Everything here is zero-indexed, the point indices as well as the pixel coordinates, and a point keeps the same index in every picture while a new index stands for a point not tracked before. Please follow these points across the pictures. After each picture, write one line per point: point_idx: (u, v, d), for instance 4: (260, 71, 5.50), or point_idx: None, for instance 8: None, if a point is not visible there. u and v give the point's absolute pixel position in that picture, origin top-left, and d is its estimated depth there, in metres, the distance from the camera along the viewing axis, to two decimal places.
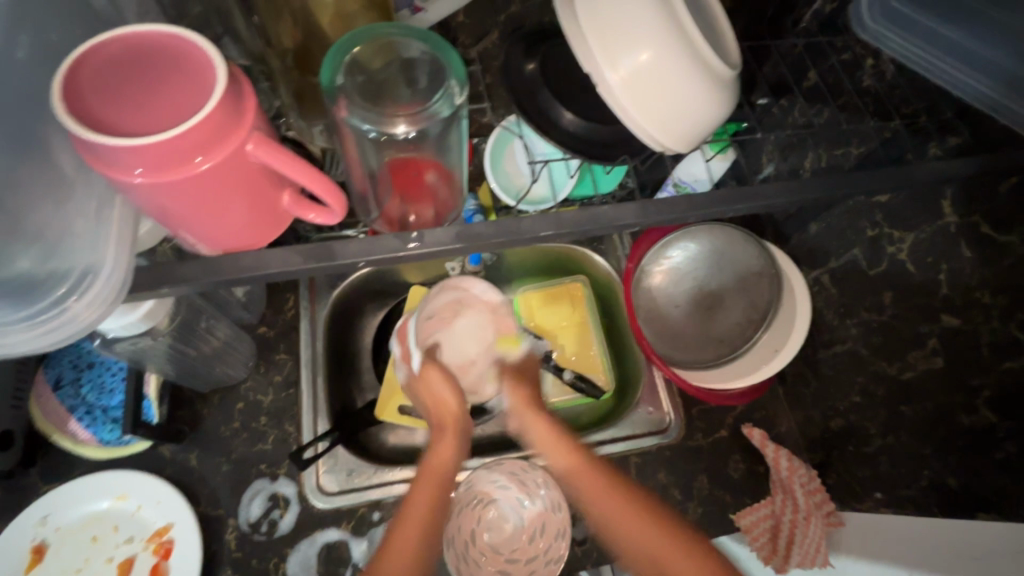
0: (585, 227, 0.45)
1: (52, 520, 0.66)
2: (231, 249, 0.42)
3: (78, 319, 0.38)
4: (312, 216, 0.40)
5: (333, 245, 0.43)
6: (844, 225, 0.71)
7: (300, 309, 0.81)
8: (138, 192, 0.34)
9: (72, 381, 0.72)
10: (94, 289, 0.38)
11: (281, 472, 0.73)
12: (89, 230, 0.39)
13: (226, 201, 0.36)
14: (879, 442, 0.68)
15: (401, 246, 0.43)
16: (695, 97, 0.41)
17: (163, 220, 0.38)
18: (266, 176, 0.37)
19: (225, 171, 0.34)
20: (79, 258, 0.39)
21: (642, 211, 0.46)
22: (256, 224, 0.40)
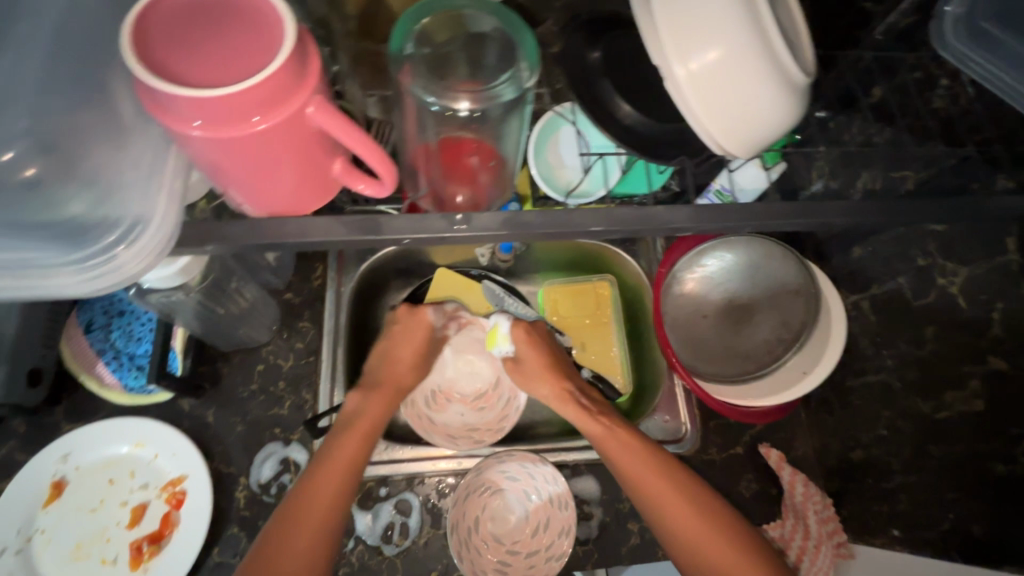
0: (635, 226, 0.44)
1: (72, 458, 0.68)
2: (277, 212, 0.42)
3: (124, 268, 0.38)
4: (362, 186, 0.40)
5: (379, 218, 0.42)
6: (891, 251, 0.68)
7: (327, 279, 0.82)
8: (196, 144, 0.33)
9: (103, 326, 0.74)
10: (142, 240, 0.38)
11: (295, 438, 0.74)
12: (141, 180, 0.39)
13: (279, 162, 0.36)
14: (899, 478, 0.66)
15: (448, 227, 0.43)
16: (766, 101, 0.39)
17: (215, 176, 0.38)
18: (323, 142, 0.37)
19: (282, 132, 0.33)
20: (128, 205, 0.39)
21: (695, 216, 0.44)
22: (304, 189, 0.40)
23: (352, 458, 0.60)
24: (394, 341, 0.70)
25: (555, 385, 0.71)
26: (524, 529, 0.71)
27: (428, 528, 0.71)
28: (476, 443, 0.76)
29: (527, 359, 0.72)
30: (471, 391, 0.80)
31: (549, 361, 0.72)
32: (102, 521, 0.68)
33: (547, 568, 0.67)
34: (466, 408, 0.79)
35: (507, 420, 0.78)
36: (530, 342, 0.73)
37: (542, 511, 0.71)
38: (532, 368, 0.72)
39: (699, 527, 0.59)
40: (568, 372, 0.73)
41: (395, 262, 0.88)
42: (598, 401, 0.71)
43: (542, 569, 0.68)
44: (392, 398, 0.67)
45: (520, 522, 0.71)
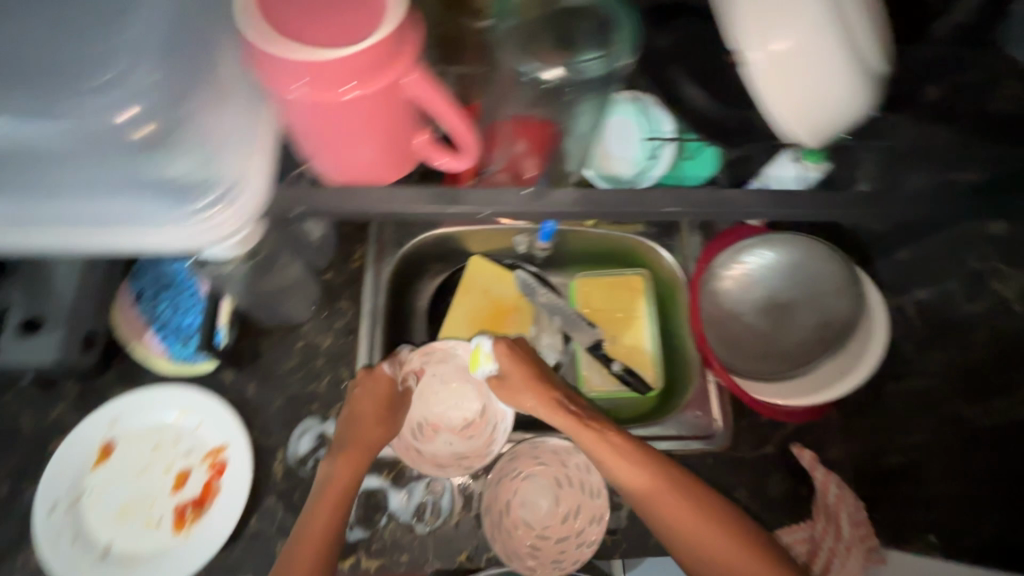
0: (710, 209, 0.46)
1: (121, 422, 0.71)
2: (352, 179, 0.47)
3: (225, 224, 0.49)
4: (442, 160, 0.47)
5: (459, 191, 0.45)
6: (941, 254, 0.66)
7: (367, 261, 0.84)
8: (303, 107, 0.39)
9: (152, 296, 0.76)
10: (238, 201, 0.49)
11: (332, 414, 0.75)
12: (237, 150, 0.50)
13: (371, 127, 0.41)
14: (935, 485, 0.68)
15: (527, 202, 0.45)
16: (843, 92, 0.39)
17: (313, 141, 0.43)
18: (409, 117, 0.43)
19: (379, 97, 0.39)
20: (228, 171, 0.49)
21: (772, 201, 0.46)
22: (386, 155, 0.45)
23: (328, 522, 0.61)
24: (355, 402, 0.70)
25: (541, 396, 0.69)
26: (553, 517, 0.71)
27: (459, 509, 0.71)
28: (466, 470, 0.72)
29: (511, 374, 0.71)
30: (457, 418, 0.76)
31: (533, 372, 0.71)
32: (147, 483, 0.70)
33: (576, 554, 0.68)
34: (455, 437, 0.75)
35: (495, 442, 0.74)
36: (510, 357, 0.72)
37: (573, 500, 0.72)
38: (518, 381, 0.70)
39: (715, 538, 0.60)
40: (554, 382, 0.72)
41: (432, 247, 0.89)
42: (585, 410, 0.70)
43: (571, 557, 0.68)
44: (361, 458, 0.66)
45: (550, 508, 0.72)
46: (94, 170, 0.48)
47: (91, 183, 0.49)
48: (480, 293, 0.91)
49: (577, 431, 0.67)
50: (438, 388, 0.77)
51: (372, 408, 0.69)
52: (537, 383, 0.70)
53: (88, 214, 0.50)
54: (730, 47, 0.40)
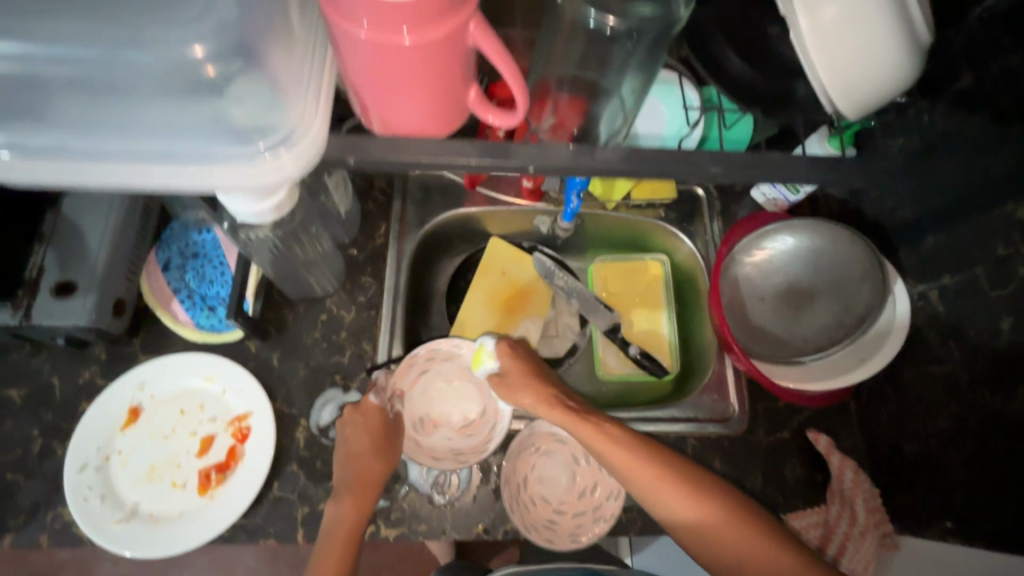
0: (751, 171, 0.47)
1: (148, 387, 0.72)
2: (406, 134, 0.44)
3: (283, 169, 0.44)
4: (491, 117, 0.42)
5: (508, 146, 0.45)
6: (968, 241, 0.66)
7: (390, 238, 0.84)
8: (356, 48, 0.36)
9: (179, 266, 0.78)
10: (299, 145, 0.43)
11: (354, 386, 0.76)
12: (298, 90, 0.44)
13: (425, 81, 0.38)
14: (961, 472, 0.65)
15: (573, 157, 0.45)
16: (886, 60, 0.41)
17: (361, 88, 0.40)
18: (465, 67, 0.39)
19: (436, 46, 0.35)
20: (287, 112, 0.43)
21: (812, 166, 0.47)
22: (439, 113, 0.42)
23: (340, 565, 0.63)
24: (346, 440, 0.68)
25: (539, 392, 0.68)
26: (569, 492, 0.72)
27: (476, 483, 0.73)
28: (461, 464, 0.71)
29: (511, 372, 0.70)
30: (459, 417, 0.75)
31: (531, 370, 0.70)
32: (173, 447, 0.71)
33: (594, 529, 0.69)
34: (454, 433, 0.75)
35: (491, 443, 0.72)
36: (508, 355, 0.71)
37: (589, 475, 0.72)
38: (517, 379, 0.69)
39: (735, 539, 0.59)
40: (550, 378, 0.71)
41: (453, 227, 0.91)
42: (586, 408, 0.69)
43: (588, 530, 0.69)
44: (362, 494, 0.66)
45: (567, 483, 0.73)
46: (145, 102, 0.43)
47: (137, 116, 0.43)
48: (499, 274, 0.91)
49: (580, 431, 0.66)
50: (436, 390, 0.76)
51: (366, 442, 0.68)
52: (535, 383, 0.69)
53: (129, 151, 0.43)
54: (781, 12, 0.42)
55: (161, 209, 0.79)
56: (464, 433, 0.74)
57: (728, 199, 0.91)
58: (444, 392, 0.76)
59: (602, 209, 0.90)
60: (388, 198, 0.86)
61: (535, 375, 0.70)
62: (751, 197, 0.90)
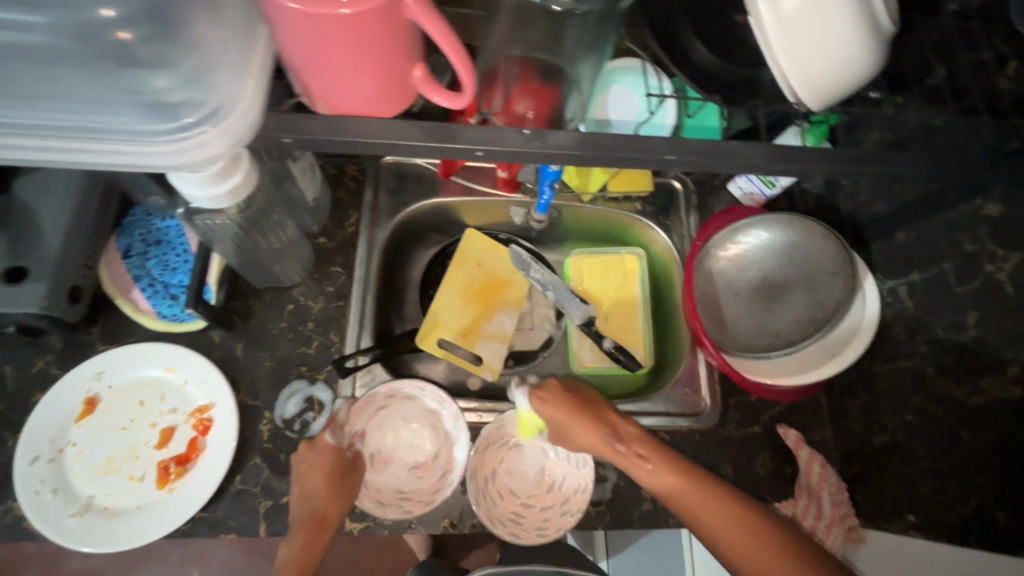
0: (709, 158, 0.45)
1: (106, 376, 0.70)
2: (349, 114, 0.42)
3: (212, 147, 0.41)
4: (437, 98, 0.41)
5: (455, 128, 0.43)
6: (938, 236, 0.67)
7: (361, 227, 0.83)
8: (287, 22, 0.34)
9: (140, 253, 0.75)
10: (228, 123, 0.40)
11: (321, 377, 0.75)
12: (227, 62, 0.40)
13: (364, 60, 0.36)
14: (925, 464, 0.66)
15: (522, 142, 0.43)
16: (845, 51, 0.40)
17: (298, 66, 0.38)
18: (407, 44, 0.37)
19: (371, 22, 0.34)
20: (215, 87, 0.40)
21: (771, 153, 0.46)
22: (382, 93, 0.40)
23: None
24: (302, 479, 0.66)
25: (584, 423, 0.68)
26: (538, 485, 0.74)
27: (435, 480, 0.72)
28: (404, 515, 0.68)
29: (560, 423, 0.68)
30: (410, 457, 0.75)
31: (574, 408, 0.68)
32: (131, 439, 0.69)
33: (560, 522, 0.70)
34: (404, 472, 0.74)
35: (439, 493, 0.70)
36: (549, 407, 0.69)
37: (560, 471, 0.73)
38: (561, 420, 0.68)
39: (726, 518, 0.60)
40: (594, 408, 0.70)
41: (428, 217, 0.89)
42: (636, 439, 0.67)
43: (555, 525, 0.70)
44: (313, 535, 0.65)
45: (535, 477, 0.75)
46: (51, 69, 0.39)
47: (42, 84, 0.39)
48: (474, 266, 0.90)
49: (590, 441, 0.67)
50: (389, 429, 0.76)
51: (320, 480, 0.66)
52: (575, 415, 0.68)
53: (42, 124, 0.40)
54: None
55: (122, 194, 0.76)
56: (413, 474, 0.74)
57: (705, 193, 0.91)
58: (399, 431, 0.76)
59: (578, 202, 0.89)
60: (361, 186, 0.84)
61: (578, 411, 0.68)
62: (728, 191, 0.90)
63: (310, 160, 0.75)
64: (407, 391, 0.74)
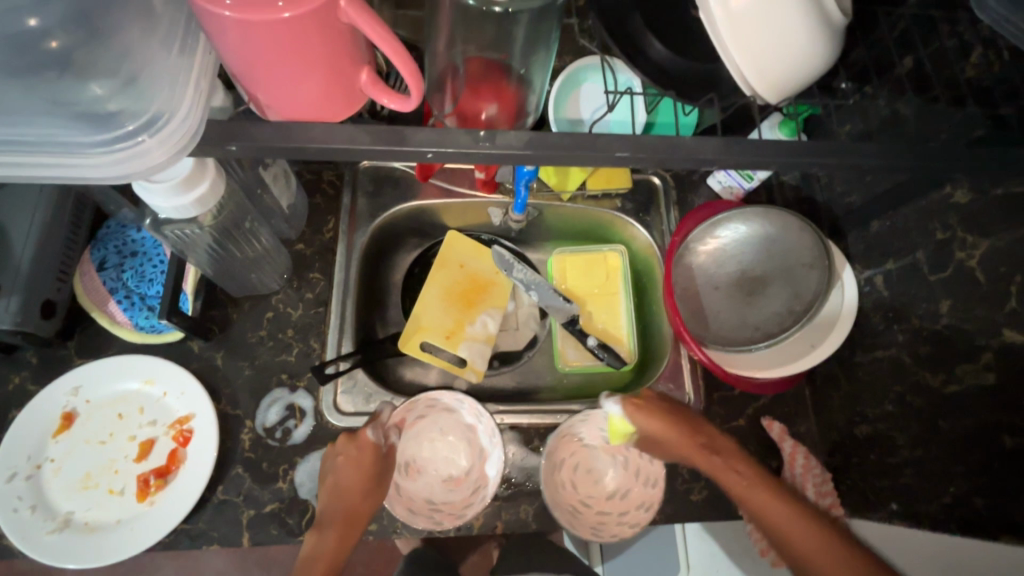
0: (666, 154, 0.45)
1: (83, 391, 0.69)
2: (300, 119, 0.42)
3: (151, 155, 0.40)
4: (386, 100, 0.40)
5: (404, 131, 0.42)
6: (911, 225, 0.67)
7: (339, 233, 0.82)
8: (224, 29, 0.34)
9: (116, 265, 0.74)
10: (167, 130, 0.39)
11: (302, 384, 0.74)
12: (168, 76, 0.40)
13: (306, 65, 0.36)
14: (904, 453, 0.66)
15: (474, 143, 0.43)
16: (790, 44, 0.41)
17: (243, 75, 0.38)
18: (351, 49, 0.37)
19: (306, 25, 0.33)
20: (154, 98, 0.40)
21: (724, 148, 0.46)
22: (330, 98, 0.40)
23: None
24: (337, 471, 0.65)
25: (681, 431, 0.65)
26: (599, 489, 0.74)
27: (465, 494, 0.71)
28: (433, 526, 0.68)
29: (652, 433, 0.64)
30: (443, 469, 0.74)
31: (674, 417, 0.65)
32: (110, 453, 0.69)
33: (616, 531, 0.71)
34: (437, 484, 0.73)
35: (470, 508, 0.69)
36: (647, 417, 0.64)
37: (627, 481, 0.73)
38: (661, 429, 0.64)
39: (789, 512, 0.57)
40: (687, 417, 0.67)
41: (408, 220, 0.89)
42: (730, 452, 0.64)
43: (610, 530, 0.72)
44: (347, 531, 0.63)
45: (600, 478, 0.74)
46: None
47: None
48: (456, 267, 0.90)
49: (681, 441, 0.65)
50: (430, 439, 0.75)
51: (354, 476, 0.64)
52: (672, 420, 0.65)
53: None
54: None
55: (94, 207, 0.76)
56: (444, 487, 0.73)
57: (684, 188, 0.91)
58: (437, 442, 0.75)
59: (558, 201, 0.89)
60: (339, 191, 0.84)
61: (676, 417, 0.65)
62: (707, 186, 0.90)
63: (284, 167, 0.74)
64: (450, 403, 0.74)
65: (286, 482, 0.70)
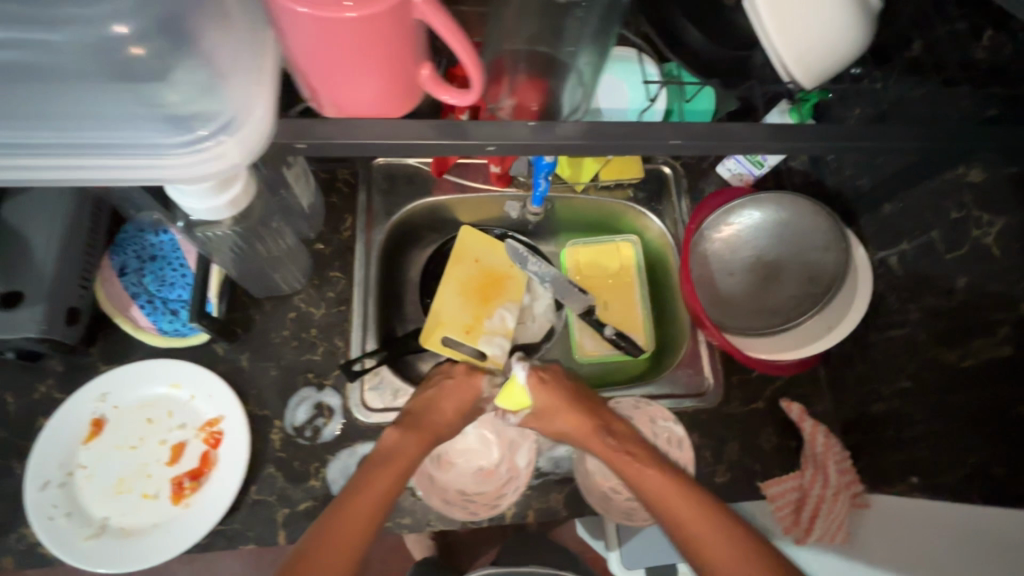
0: (710, 140, 0.47)
1: (110, 397, 0.69)
2: (361, 117, 0.43)
3: (230, 157, 0.42)
4: (446, 96, 0.41)
5: (466, 125, 0.44)
6: (924, 205, 0.69)
7: (357, 231, 0.82)
8: (296, 26, 0.34)
9: (136, 270, 0.75)
10: (245, 133, 0.41)
11: (328, 383, 0.75)
12: (242, 76, 0.41)
13: (374, 62, 0.37)
14: (922, 428, 0.68)
15: (533, 135, 0.44)
16: (829, 29, 0.42)
17: (306, 72, 0.39)
18: (414, 45, 0.38)
19: (378, 24, 0.34)
20: (229, 99, 0.41)
21: (773, 134, 0.48)
22: (390, 95, 0.41)
23: (386, 491, 0.60)
24: (437, 395, 0.71)
25: (582, 415, 0.69)
26: None
27: (498, 484, 0.72)
28: (470, 516, 0.70)
29: (546, 408, 0.70)
30: (475, 461, 0.75)
31: (574, 397, 0.70)
32: (141, 458, 0.69)
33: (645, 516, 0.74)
34: (469, 474, 0.74)
35: (504, 497, 0.71)
36: (551, 393, 0.70)
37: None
38: (559, 408, 0.69)
39: (675, 492, 0.61)
40: (589, 403, 0.71)
41: (423, 216, 0.89)
42: (626, 438, 0.68)
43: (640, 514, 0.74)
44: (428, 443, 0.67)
45: None
46: (69, 87, 0.40)
47: (60, 101, 0.40)
48: (471, 262, 0.90)
49: (574, 423, 0.69)
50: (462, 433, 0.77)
51: (450, 404, 0.71)
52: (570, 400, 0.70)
53: (61, 142, 0.40)
54: None
55: (112, 211, 0.75)
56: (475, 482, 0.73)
57: (694, 177, 0.92)
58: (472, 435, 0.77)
59: (571, 193, 0.90)
60: (354, 189, 0.84)
61: (579, 398, 0.70)
62: (716, 173, 0.92)
63: (304, 167, 0.74)
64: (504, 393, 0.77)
65: (317, 479, 0.70)
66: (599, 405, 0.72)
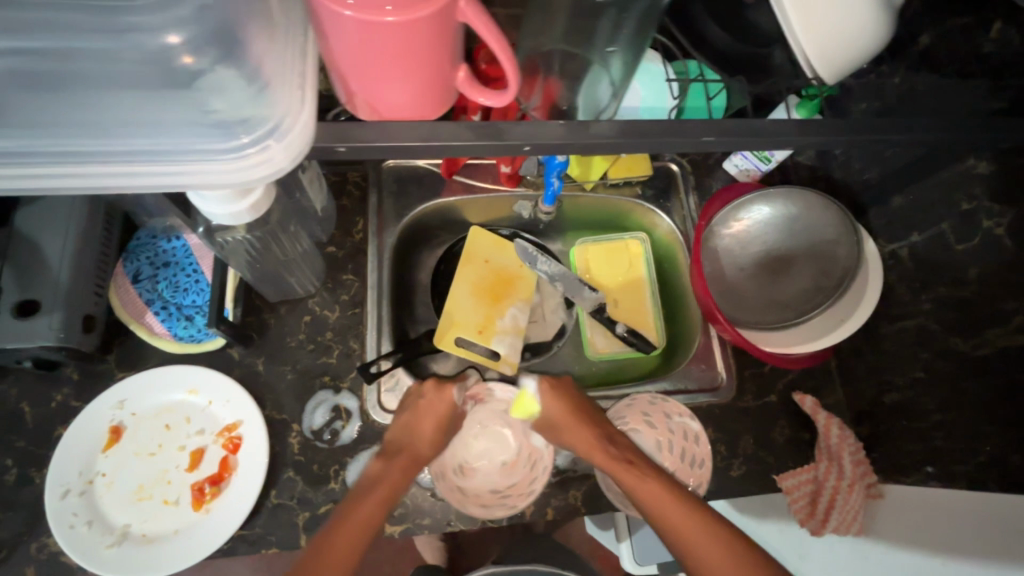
0: (741, 136, 0.47)
1: (128, 404, 0.69)
2: (395, 118, 0.44)
3: (273, 159, 0.41)
4: (481, 97, 0.42)
5: (502, 126, 0.44)
6: (934, 197, 0.70)
7: (369, 234, 0.83)
8: (340, 27, 0.34)
9: (150, 277, 0.74)
10: (290, 136, 0.41)
11: (344, 386, 0.75)
12: (290, 84, 0.42)
13: (414, 65, 0.37)
14: (937, 417, 0.68)
15: (569, 134, 0.45)
16: (854, 23, 0.42)
17: (345, 73, 0.39)
18: (453, 49, 0.38)
19: (421, 27, 0.34)
20: (276, 105, 0.41)
21: (800, 129, 0.48)
22: (426, 97, 0.41)
23: (373, 513, 0.58)
24: (417, 412, 0.68)
25: (582, 422, 0.67)
26: None
27: (528, 472, 0.74)
28: (511, 510, 0.70)
29: (551, 416, 0.69)
30: (496, 457, 0.77)
31: (576, 404, 0.69)
32: (161, 464, 0.69)
33: None
34: (495, 472, 0.76)
35: (536, 482, 0.71)
36: (552, 399, 0.69)
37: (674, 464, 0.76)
38: (560, 416, 0.68)
39: (671, 500, 0.58)
40: (591, 412, 0.69)
41: (434, 217, 0.90)
42: (624, 444, 0.65)
43: None
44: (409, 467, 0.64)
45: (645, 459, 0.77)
46: (127, 97, 0.41)
47: (110, 110, 0.41)
48: (481, 263, 0.90)
49: (571, 429, 0.67)
50: (474, 433, 0.78)
51: (427, 425, 0.68)
52: (568, 406, 0.68)
53: (108, 150, 0.41)
54: None
55: (124, 218, 0.75)
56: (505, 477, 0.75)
57: (702, 173, 0.92)
58: (486, 437, 0.78)
59: (580, 191, 0.90)
60: (364, 191, 0.85)
61: (580, 412, 0.68)
62: (723, 170, 0.92)
63: (318, 170, 0.74)
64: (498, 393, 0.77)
65: (337, 482, 0.70)
66: (597, 411, 0.70)
